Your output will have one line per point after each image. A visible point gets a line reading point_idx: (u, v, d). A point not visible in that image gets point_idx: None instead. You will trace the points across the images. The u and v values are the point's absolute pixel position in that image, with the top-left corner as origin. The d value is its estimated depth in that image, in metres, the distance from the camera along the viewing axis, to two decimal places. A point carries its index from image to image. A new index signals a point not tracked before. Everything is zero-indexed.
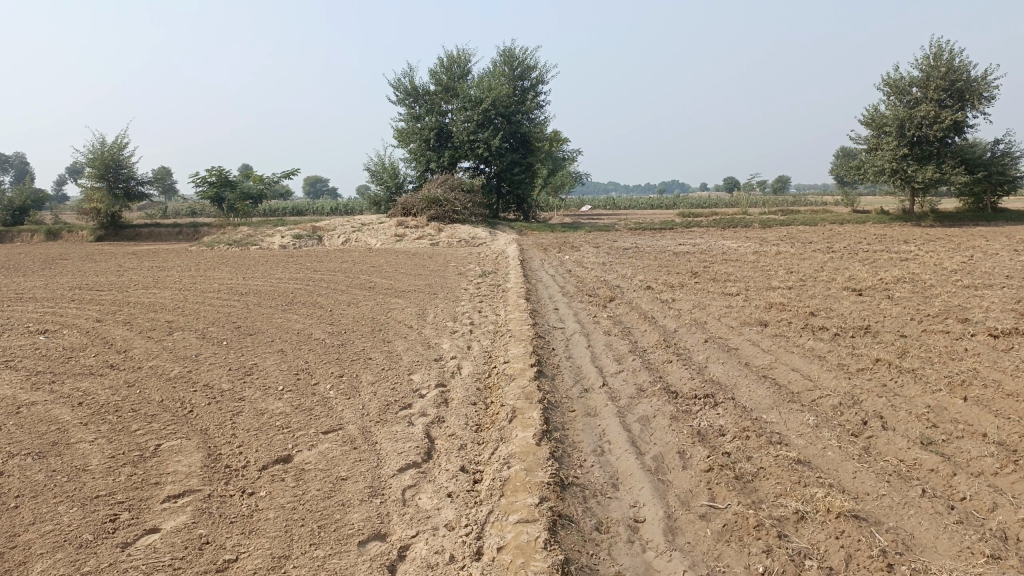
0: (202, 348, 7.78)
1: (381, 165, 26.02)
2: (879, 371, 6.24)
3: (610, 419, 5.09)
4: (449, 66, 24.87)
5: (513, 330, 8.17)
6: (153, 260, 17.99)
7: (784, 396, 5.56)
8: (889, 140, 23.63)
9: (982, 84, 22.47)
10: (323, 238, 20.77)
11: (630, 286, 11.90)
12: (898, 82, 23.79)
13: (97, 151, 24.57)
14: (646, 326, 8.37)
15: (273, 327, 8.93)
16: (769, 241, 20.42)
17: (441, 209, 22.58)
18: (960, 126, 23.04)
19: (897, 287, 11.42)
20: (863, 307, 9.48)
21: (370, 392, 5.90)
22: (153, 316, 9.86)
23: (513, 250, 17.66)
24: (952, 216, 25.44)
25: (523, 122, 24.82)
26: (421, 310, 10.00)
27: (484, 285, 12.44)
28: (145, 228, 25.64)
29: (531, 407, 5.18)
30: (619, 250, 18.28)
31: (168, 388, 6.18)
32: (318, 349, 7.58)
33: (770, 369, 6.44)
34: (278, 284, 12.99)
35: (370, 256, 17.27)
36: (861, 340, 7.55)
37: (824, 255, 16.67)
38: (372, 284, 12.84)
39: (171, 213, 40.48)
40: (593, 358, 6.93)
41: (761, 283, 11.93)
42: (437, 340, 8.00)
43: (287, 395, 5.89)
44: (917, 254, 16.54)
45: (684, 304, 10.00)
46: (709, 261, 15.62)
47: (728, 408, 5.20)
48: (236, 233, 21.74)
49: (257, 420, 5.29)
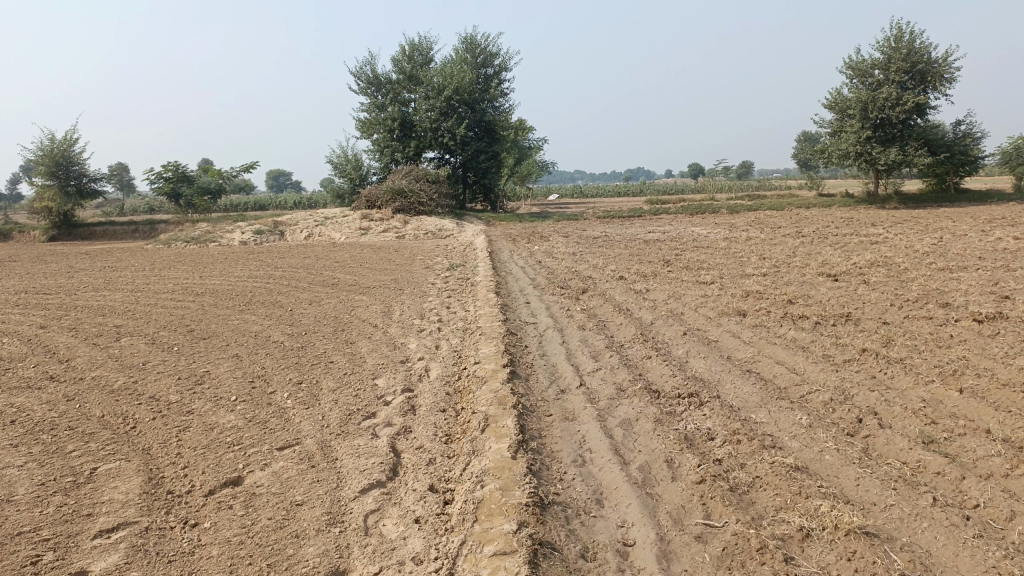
0: (151, 355, 7.28)
1: (344, 157, 25.39)
2: (866, 362, 5.99)
3: (589, 424, 4.74)
4: (410, 54, 24.29)
5: (484, 327, 7.78)
6: (107, 260, 17.28)
7: (772, 393, 5.25)
8: (853, 123, 23.61)
9: (942, 66, 22.55)
10: (285, 233, 20.16)
11: (602, 276, 11.58)
12: (860, 64, 23.77)
13: (45, 147, 23.59)
14: (622, 319, 8.04)
15: (229, 329, 8.45)
16: (738, 226, 20.26)
17: (407, 201, 22.04)
18: (922, 107, 23.09)
19: (873, 271, 11.25)
20: (841, 293, 9.26)
21: (331, 401, 5.47)
22: (101, 321, 9.29)
23: (482, 242, 17.26)
24: (916, 198, 25.55)
25: (488, 110, 24.37)
26: (387, 307, 9.57)
27: (452, 279, 12.01)
28: (99, 226, 24.72)
29: (505, 413, 4.81)
30: (589, 239, 17.92)
31: (111, 402, 5.69)
32: (275, 353, 7.12)
33: (754, 362, 6.15)
34: (237, 282, 12.45)
35: (334, 251, 16.75)
36: (844, 329, 7.29)
37: (795, 239, 16.54)
38: (336, 280, 12.36)
39: (127, 211, 39.29)
40: (569, 355, 6.58)
41: (735, 270, 11.69)
42: (403, 340, 7.58)
43: (240, 406, 5.45)
44: (887, 237, 16.45)
45: (659, 294, 9.70)
46: (681, 248, 15.38)
47: (715, 407, 4.89)
48: (194, 229, 21.02)
49: (206, 436, 4.84)
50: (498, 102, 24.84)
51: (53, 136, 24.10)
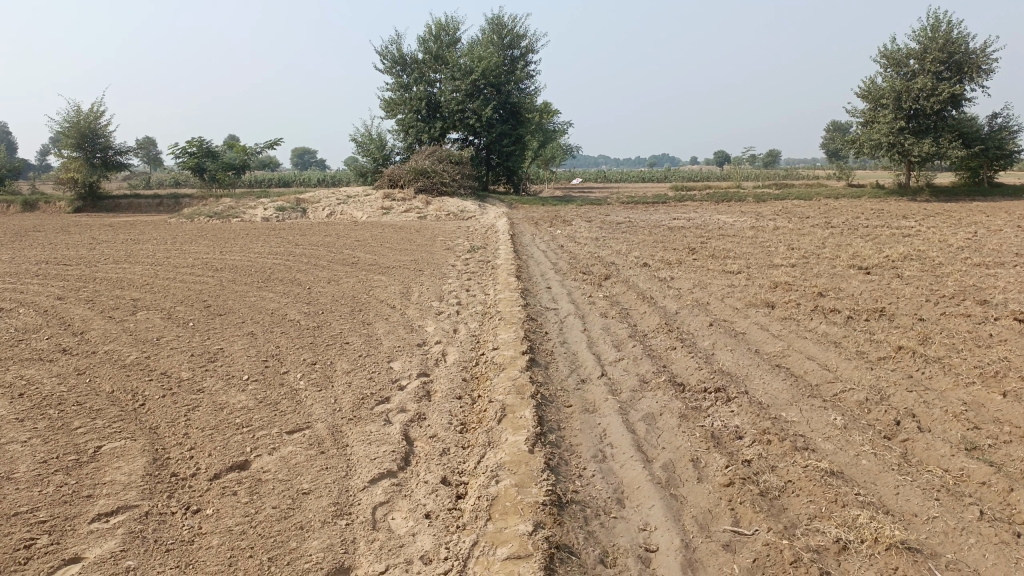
0: (165, 330, 7.17)
1: (368, 136, 25.21)
2: (902, 361, 5.73)
3: (611, 417, 4.54)
4: (437, 33, 23.99)
5: (504, 311, 7.59)
6: (129, 233, 17.28)
7: (803, 390, 5.01)
8: (886, 113, 23.02)
9: (981, 56, 21.87)
10: (307, 210, 20.07)
11: (626, 263, 11.34)
12: (896, 53, 23.13)
13: (72, 119, 23.65)
14: (646, 307, 7.81)
15: (245, 306, 8.32)
16: (765, 216, 19.85)
17: (429, 181, 21.84)
18: (957, 99, 22.46)
19: (905, 265, 10.90)
20: (873, 287, 8.95)
21: (344, 383, 5.31)
22: (118, 294, 9.20)
23: (503, 225, 17.05)
24: (948, 191, 24.94)
25: (514, 92, 24.05)
26: (405, 288, 9.40)
27: (472, 261, 11.82)
28: (123, 199, 24.80)
29: (523, 403, 4.62)
30: (612, 225, 17.63)
31: (121, 378, 5.57)
32: (290, 332, 6.98)
33: (784, 357, 5.90)
34: (256, 259, 12.35)
35: (355, 230, 16.62)
36: (877, 324, 7.01)
37: (823, 230, 16.16)
38: (355, 259, 12.22)
39: (153, 185, 39.54)
40: (591, 344, 6.37)
41: (762, 261, 11.39)
42: (421, 322, 7.41)
43: (251, 386, 5.30)
44: (919, 230, 16.00)
45: (684, 283, 9.44)
46: (706, 237, 15.07)
47: (743, 404, 4.66)
48: (217, 205, 20.99)
49: (215, 417, 4.70)
50: (525, 84, 24.51)
51: (79, 108, 24.14)
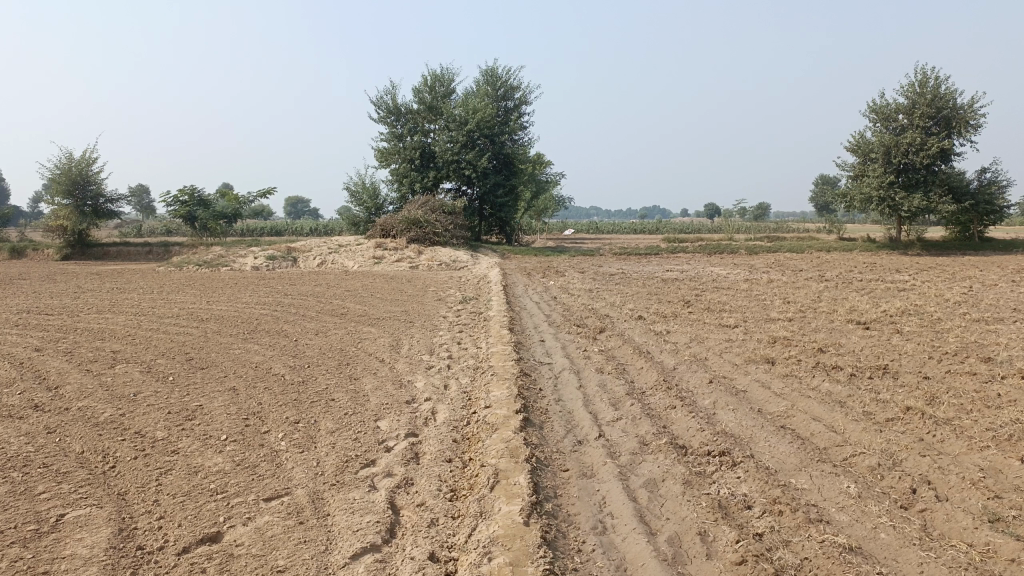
0: (143, 385, 6.88)
1: (361, 185, 25.20)
2: (911, 422, 5.49)
3: (611, 483, 4.28)
4: (432, 85, 24.17)
5: (496, 366, 7.34)
6: (117, 281, 17.02)
7: (811, 454, 4.76)
8: (876, 167, 23.20)
9: (968, 112, 22.15)
10: (298, 259, 19.90)
11: (620, 315, 11.14)
12: (884, 108, 23.43)
13: (64, 167, 23.56)
14: (643, 363, 7.58)
15: (228, 359, 8.05)
16: (758, 268, 19.77)
17: (421, 231, 21.77)
18: (946, 153, 22.68)
19: (904, 319, 10.73)
20: (873, 343, 8.76)
21: (328, 444, 5.04)
22: (98, 346, 8.91)
23: (496, 275, 16.90)
24: (939, 245, 25.03)
25: (507, 143, 24.19)
26: (396, 340, 9.16)
27: (464, 313, 11.60)
28: (113, 247, 24.59)
29: (517, 468, 4.36)
30: (606, 276, 17.51)
31: (93, 438, 5.27)
32: (274, 388, 6.70)
33: (788, 418, 5.66)
34: (244, 309, 12.09)
35: (346, 280, 16.42)
36: (882, 382, 6.79)
37: (817, 283, 16.05)
38: (345, 310, 11.99)
39: (145, 232, 39.36)
40: (587, 402, 6.11)
41: (758, 314, 11.22)
42: (410, 377, 7.14)
43: (229, 447, 5.02)
44: (914, 285, 15.92)
45: (681, 337, 9.24)
46: (701, 289, 14.93)
47: (750, 469, 4.41)
48: (207, 253, 20.81)
49: (189, 481, 4.41)
50: (519, 135, 24.66)
51: (72, 156, 24.08)
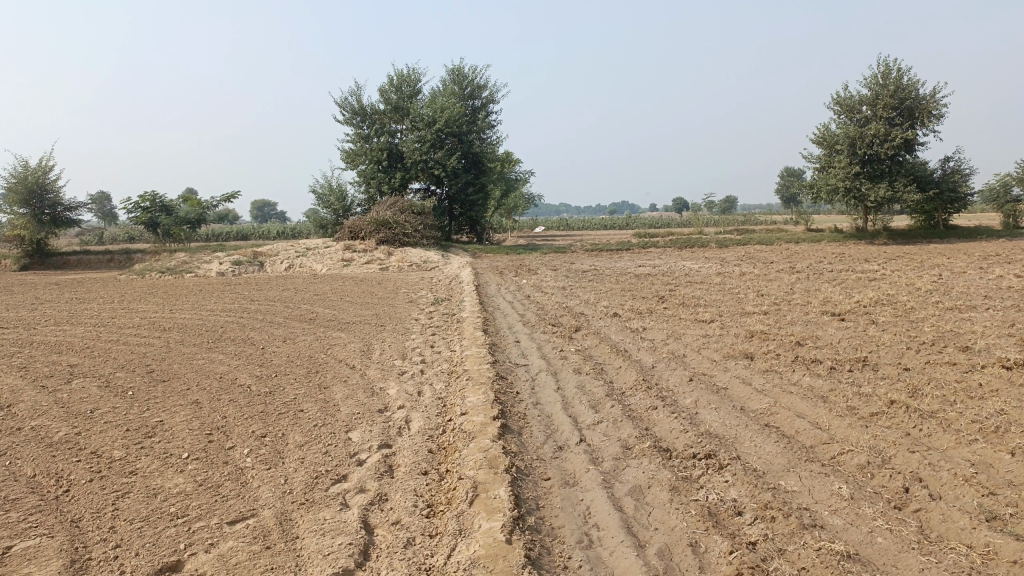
0: (101, 401, 6.56)
1: (327, 187, 24.80)
2: (896, 417, 5.39)
3: (595, 491, 4.09)
4: (399, 84, 23.85)
5: (471, 370, 7.12)
6: (76, 291, 16.50)
7: (799, 454, 4.63)
8: (841, 158, 23.35)
9: (930, 102, 22.37)
10: (264, 264, 19.49)
11: (595, 313, 11.00)
12: (848, 100, 23.58)
13: (19, 174, 22.84)
14: (621, 362, 7.42)
15: (192, 371, 7.73)
16: (730, 261, 19.78)
17: (391, 232, 21.46)
18: (910, 144, 22.88)
19: (878, 310, 10.72)
20: (850, 335, 8.69)
21: (296, 460, 4.79)
22: (55, 360, 8.53)
23: (468, 275, 16.69)
24: (905, 234, 25.29)
25: (476, 142, 24.03)
26: (366, 346, 8.90)
27: (437, 315, 11.38)
28: (73, 256, 23.91)
29: (497, 480, 4.16)
30: (578, 273, 17.37)
31: (45, 460, 4.97)
32: (239, 400, 6.42)
33: (772, 415, 5.53)
34: (209, 317, 11.73)
35: (315, 284, 16.08)
36: (863, 376, 6.70)
37: (789, 275, 16.06)
38: (314, 315, 11.69)
39: (107, 240, 38.47)
40: (566, 405, 5.93)
41: (734, 308, 11.14)
42: (383, 384, 6.90)
43: (191, 466, 4.76)
44: (883, 274, 15.99)
45: (657, 334, 9.09)
46: (674, 284, 14.84)
47: (737, 472, 4.25)
48: (171, 259, 20.30)
49: (148, 506, 4.14)
50: (487, 134, 24.46)
51: (27, 163, 23.35)
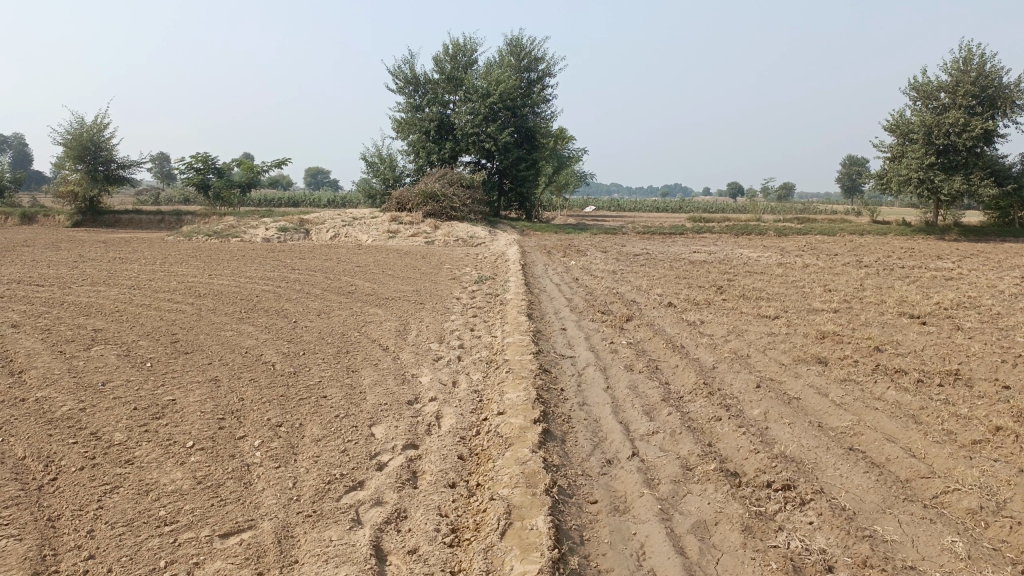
0: (116, 372, 6.12)
1: (378, 156, 24.40)
2: (1005, 446, 4.60)
3: (651, 524, 3.45)
4: (454, 54, 23.15)
5: (512, 359, 6.50)
6: (121, 250, 16.34)
7: (894, 490, 3.91)
8: (915, 148, 21.91)
9: (1015, 91, 20.79)
10: (310, 232, 19.13)
11: (648, 301, 10.26)
12: (926, 86, 22.08)
13: (74, 131, 22.82)
14: (677, 359, 6.72)
15: (217, 343, 7.27)
16: (790, 251, 18.74)
17: (438, 205, 20.90)
18: (990, 134, 21.33)
19: (961, 314, 9.73)
20: (934, 342, 7.81)
21: (309, 458, 4.23)
22: (81, 324, 8.17)
23: (515, 253, 16.06)
24: (977, 230, 23.79)
25: (529, 116, 23.25)
26: (403, 325, 8.35)
27: (479, 294, 10.79)
28: (124, 215, 23.95)
29: (536, 504, 3.55)
30: (630, 257, 16.60)
31: (40, 440, 4.51)
32: (260, 380, 5.90)
33: (856, 437, 4.79)
34: (246, 285, 11.33)
35: (358, 254, 15.65)
36: (956, 392, 5.88)
37: (856, 269, 15.05)
38: (353, 288, 11.20)
39: (162, 201, 38.82)
40: (616, 408, 5.28)
41: (799, 304, 10.28)
42: (414, 370, 6.32)
43: (194, 458, 4.24)
44: (960, 273, 14.86)
45: (716, 329, 8.33)
46: (732, 273, 13.95)
47: (824, 512, 3.57)
48: (218, 223, 20.07)
49: (134, 506, 3.61)
50: (542, 109, 23.66)
51: (82, 121, 23.32)
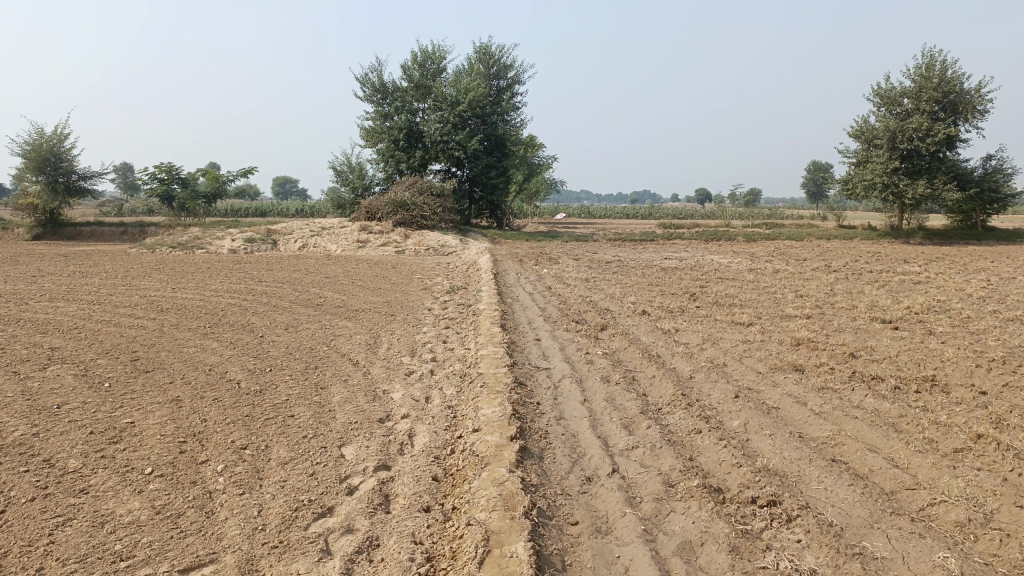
0: (72, 394, 5.85)
1: (347, 165, 24.12)
2: (987, 454, 4.55)
3: (635, 546, 3.32)
4: (423, 62, 22.98)
5: (486, 373, 6.35)
6: (82, 263, 15.89)
7: (880, 503, 3.82)
8: (880, 153, 22.19)
9: (976, 97, 21.16)
10: (277, 242, 18.80)
11: (622, 309, 10.17)
12: (889, 92, 22.38)
13: (33, 142, 22.22)
14: (654, 369, 6.62)
15: (179, 361, 7.01)
16: (760, 257, 18.83)
17: (408, 214, 20.70)
18: (952, 140, 21.68)
19: (932, 318, 9.77)
20: (909, 347, 7.81)
21: (276, 483, 4.03)
22: (36, 342, 7.85)
23: (487, 261, 15.92)
24: (941, 234, 24.15)
25: (499, 124, 23.14)
26: (373, 338, 8.15)
27: (451, 305, 10.62)
28: (86, 227, 23.36)
29: (515, 528, 3.40)
30: (601, 264, 16.53)
31: None
32: (224, 399, 5.68)
33: (838, 447, 4.71)
34: (211, 298, 11.03)
35: (327, 265, 15.39)
36: (934, 399, 5.84)
37: (826, 274, 15.14)
38: (322, 300, 10.95)
39: (126, 212, 38.07)
40: (594, 422, 5.15)
41: (773, 309, 10.26)
42: (385, 386, 6.14)
43: (153, 486, 4.02)
44: (928, 277, 15.01)
45: (691, 337, 8.25)
46: (704, 280, 13.93)
47: (811, 529, 3.46)
48: (183, 234, 19.64)
49: (88, 541, 3.39)
50: (511, 116, 23.55)
51: (41, 131, 22.73)
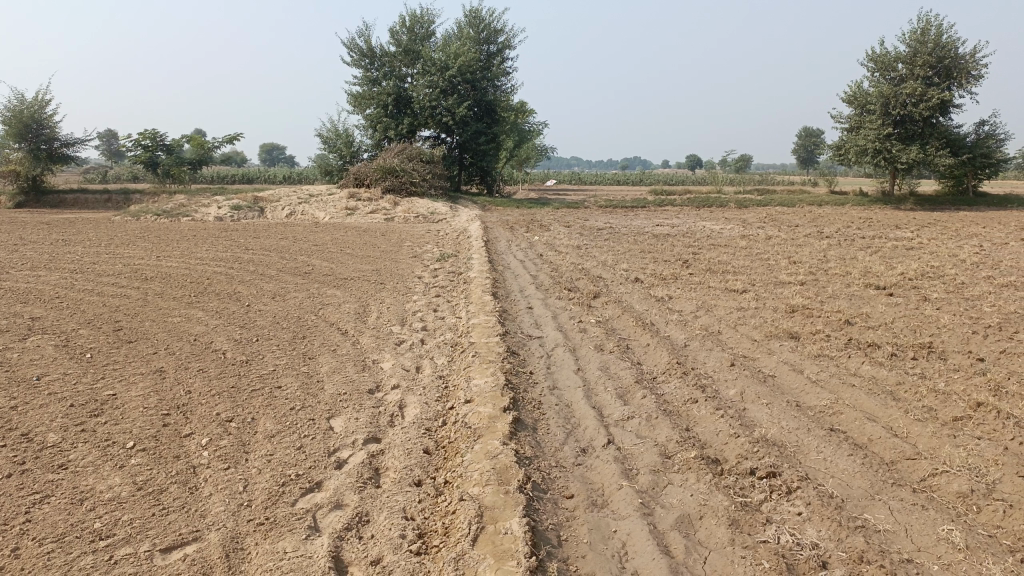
0: (52, 365, 5.69)
1: (334, 132, 23.73)
2: (987, 423, 4.48)
3: (632, 520, 3.23)
4: (411, 25, 22.48)
5: (478, 342, 6.22)
6: (65, 232, 15.61)
7: (881, 474, 3.74)
8: (873, 118, 21.97)
9: (971, 62, 20.93)
10: (264, 210, 18.52)
11: (615, 277, 10.04)
12: (883, 57, 22.12)
13: (13, 108, 21.72)
14: (648, 338, 6.51)
15: (163, 331, 6.85)
16: (752, 223, 18.70)
17: (397, 180, 20.42)
18: (946, 105, 21.48)
19: (926, 285, 9.69)
20: (904, 314, 7.72)
21: (262, 457, 3.91)
22: (16, 312, 7.65)
23: (477, 229, 15.73)
24: (932, 200, 24.06)
25: (489, 90, 22.74)
26: (363, 307, 8.00)
27: (442, 273, 10.46)
28: (70, 195, 22.94)
29: (509, 503, 3.30)
30: (593, 231, 16.38)
31: None
32: (210, 370, 5.54)
33: (837, 416, 4.62)
34: (197, 267, 10.81)
35: (315, 233, 15.16)
36: (931, 366, 5.77)
37: (819, 240, 15.05)
38: (309, 268, 10.76)
39: (110, 180, 37.50)
40: (589, 392, 5.04)
41: (767, 277, 10.15)
42: (375, 356, 6.01)
43: (134, 461, 3.88)
44: (921, 243, 14.94)
45: (685, 304, 8.15)
46: (697, 247, 13.81)
47: (812, 502, 3.38)
48: (168, 202, 19.31)
49: (67, 519, 3.27)
50: (501, 81, 23.12)
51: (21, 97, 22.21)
